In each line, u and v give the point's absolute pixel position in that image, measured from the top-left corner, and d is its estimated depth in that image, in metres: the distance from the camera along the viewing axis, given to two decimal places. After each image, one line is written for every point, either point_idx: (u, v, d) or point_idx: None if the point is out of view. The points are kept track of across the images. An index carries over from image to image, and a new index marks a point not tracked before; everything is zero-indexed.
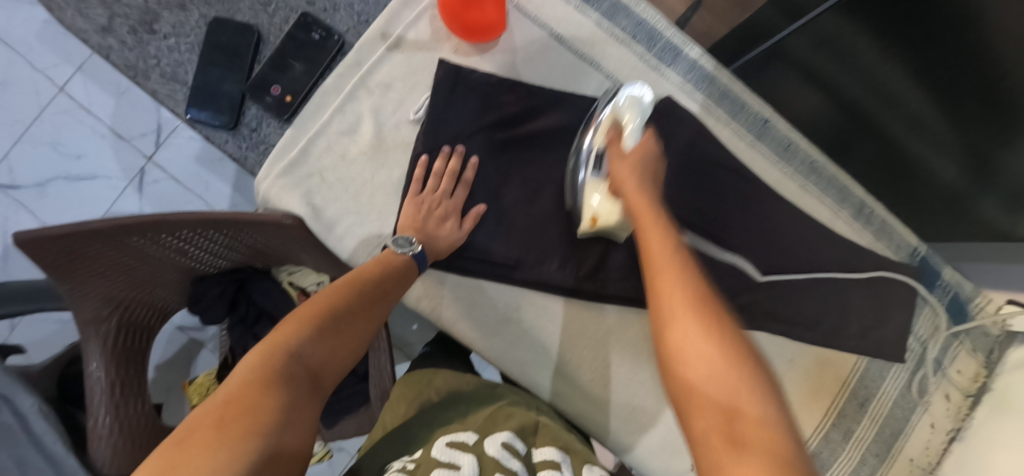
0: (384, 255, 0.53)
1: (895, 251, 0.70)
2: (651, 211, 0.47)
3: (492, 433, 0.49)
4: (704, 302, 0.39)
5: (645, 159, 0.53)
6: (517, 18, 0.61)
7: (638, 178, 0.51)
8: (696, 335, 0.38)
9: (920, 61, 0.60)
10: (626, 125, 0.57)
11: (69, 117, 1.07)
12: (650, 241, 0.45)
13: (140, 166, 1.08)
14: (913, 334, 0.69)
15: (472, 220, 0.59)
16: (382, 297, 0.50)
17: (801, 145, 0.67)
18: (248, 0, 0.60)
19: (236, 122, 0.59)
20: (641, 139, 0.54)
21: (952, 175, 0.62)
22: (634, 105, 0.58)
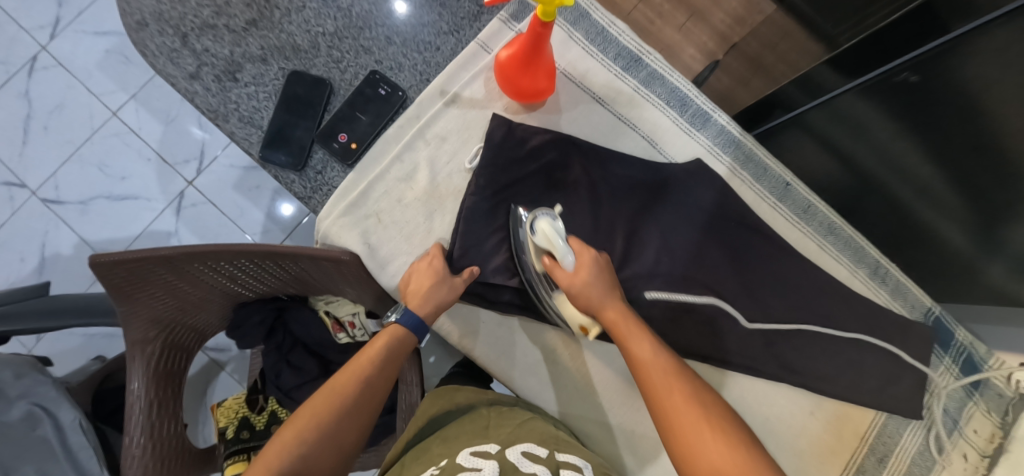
0: (380, 334, 0.58)
1: (909, 310, 0.73)
2: (642, 339, 0.55)
3: (514, 442, 0.56)
4: (702, 407, 0.52)
5: (595, 270, 0.57)
6: (562, 82, 0.68)
7: (599, 290, 0.57)
8: (701, 434, 0.50)
9: (933, 141, 0.65)
10: (555, 250, 0.57)
11: (118, 141, 1.14)
12: (640, 356, 0.54)
13: (180, 190, 1.13)
14: (931, 391, 0.72)
15: (466, 272, 0.61)
16: (373, 383, 0.55)
17: (820, 208, 0.71)
18: (324, 58, 0.67)
19: (303, 165, 0.64)
20: (579, 262, 0.57)
21: (963, 242, 0.68)
22: (553, 243, 0.57)
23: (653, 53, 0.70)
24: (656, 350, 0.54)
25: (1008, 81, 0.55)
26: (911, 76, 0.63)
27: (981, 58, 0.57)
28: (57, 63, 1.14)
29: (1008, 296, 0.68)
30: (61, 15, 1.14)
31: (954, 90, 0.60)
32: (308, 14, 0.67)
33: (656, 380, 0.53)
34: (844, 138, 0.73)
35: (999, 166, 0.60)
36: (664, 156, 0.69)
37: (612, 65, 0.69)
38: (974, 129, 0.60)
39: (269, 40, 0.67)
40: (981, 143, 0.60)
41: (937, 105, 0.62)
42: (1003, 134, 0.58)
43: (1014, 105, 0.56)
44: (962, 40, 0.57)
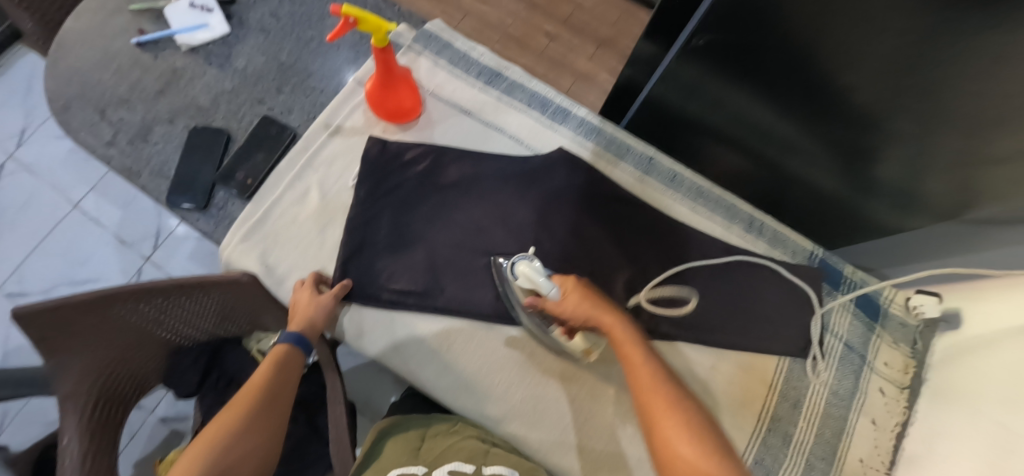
0: (275, 347, 0.63)
1: (792, 256, 0.76)
2: (633, 351, 0.57)
3: (442, 462, 0.58)
4: (678, 407, 0.53)
5: (575, 290, 0.61)
6: (432, 102, 0.77)
7: (594, 315, 0.59)
8: (677, 426, 0.51)
9: (762, 75, 0.69)
10: (540, 287, 0.61)
11: (81, 229, 1.24)
12: (631, 361, 0.57)
13: (136, 267, 1.21)
14: (830, 330, 0.74)
15: (340, 288, 0.66)
16: (281, 386, 0.60)
17: (684, 175, 0.77)
18: (223, 112, 0.76)
19: (207, 204, 0.72)
20: (564, 290, 0.61)
21: (830, 176, 0.78)
22: (533, 281, 0.61)
23: (511, 66, 0.80)
24: (643, 356, 0.57)
25: (826, 38, 0.59)
26: (700, 40, 0.68)
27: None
28: (26, 168, 1.27)
29: (881, 221, 0.80)
30: (29, 124, 1.30)
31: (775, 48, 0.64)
32: (209, 79, 0.78)
33: (641, 388, 0.55)
34: (698, 109, 0.80)
35: (839, 109, 0.67)
36: (532, 150, 0.76)
37: (475, 82, 0.79)
38: (811, 81, 0.65)
39: (175, 104, 0.77)
40: (819, 92, 0.66)
41: (743, 44, 0.66)
42: (834, 83, 0.64)
43: (834, 55, 0.60)
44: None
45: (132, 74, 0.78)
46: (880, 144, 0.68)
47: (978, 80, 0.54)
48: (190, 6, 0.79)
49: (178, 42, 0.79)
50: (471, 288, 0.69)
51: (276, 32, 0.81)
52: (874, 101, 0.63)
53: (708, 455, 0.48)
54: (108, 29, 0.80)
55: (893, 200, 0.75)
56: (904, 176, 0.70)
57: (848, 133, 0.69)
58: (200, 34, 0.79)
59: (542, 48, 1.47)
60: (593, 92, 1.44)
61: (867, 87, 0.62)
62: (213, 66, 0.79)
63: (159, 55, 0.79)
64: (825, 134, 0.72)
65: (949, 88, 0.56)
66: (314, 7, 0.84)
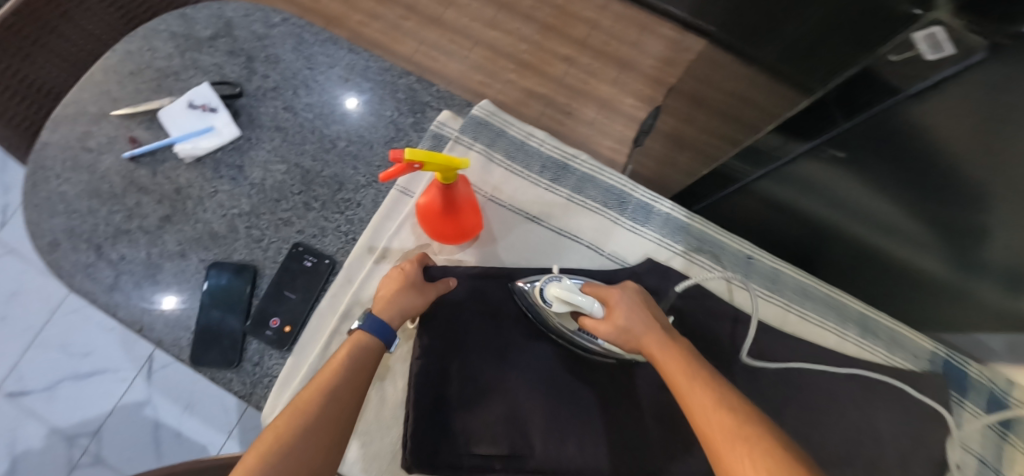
0: (346, 341, 0.53)
1: (914, 361, 0.67)
2: (684, 367, 0.47)
3: None
4: (744, 434, 0.41)
5: (628, 302, 0.53)
6: (491, 210, 0.66)
7: (636, 330, 0.51)
8: (747, 454, 0.40)
9: (894, 197, 0.54)
10: (581, 307, 0.54)
11: (78, 316, 1.16)
12: (677, 380, 0.47)
13: (147, 354, 1.15)
14: (962, 445, 0.65)
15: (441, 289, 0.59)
16: (342, 399, 0.49)
17: (788, 274, 0.68)
18: (244, 240, 0.64)
19: (238, 360, 0.60)
20: (608, 305, 0.53)
21: (952, 274, 0.60)
22: (570, 301, 0.54)
23: (578, 156, 0.69)
24: (695, 374, 0.46)
25: (980, 138, 0.42)
26: (836, 152, 0.52)
27: (930, 132, 0.45)
28: (8, 251, 1.19)
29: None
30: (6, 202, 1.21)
31: (907, 144, 0.47)
32: (222, 199, 0.65)
33: (689, 401, 0.45)
34: (793, 194, 0.63)
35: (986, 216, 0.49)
36: (614, 261, 0.65)
37: (539, 180, 0.67)
38: (949, 182, 0.48)
39: (185, 233, 0.64)
40: (956, 195, 0.49)
41: (873, 147, 0.49)
42: (981, 188, 0.47)
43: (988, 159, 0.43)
44: (888, 115, 0.45)
45: (129, 197, 0.65)
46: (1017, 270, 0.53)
47: None
48: (191, 107, 0.67)
49: (179, 153, 0.66)
50: (567, 447, 0.57)
51: (295, 130, 0.68)
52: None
53: None
54: (91, 140, 0.67)
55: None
56: None
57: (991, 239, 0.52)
58: (204, 140, 0.66)
59: (561, 74, 1.31)
60: (620, 121, 1.28)
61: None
62: (224, 180, 0.66)
63: (157, 170, 0.66)
64: (955, 246, 0.56)
65: None
66: (335, 94, 0.70)
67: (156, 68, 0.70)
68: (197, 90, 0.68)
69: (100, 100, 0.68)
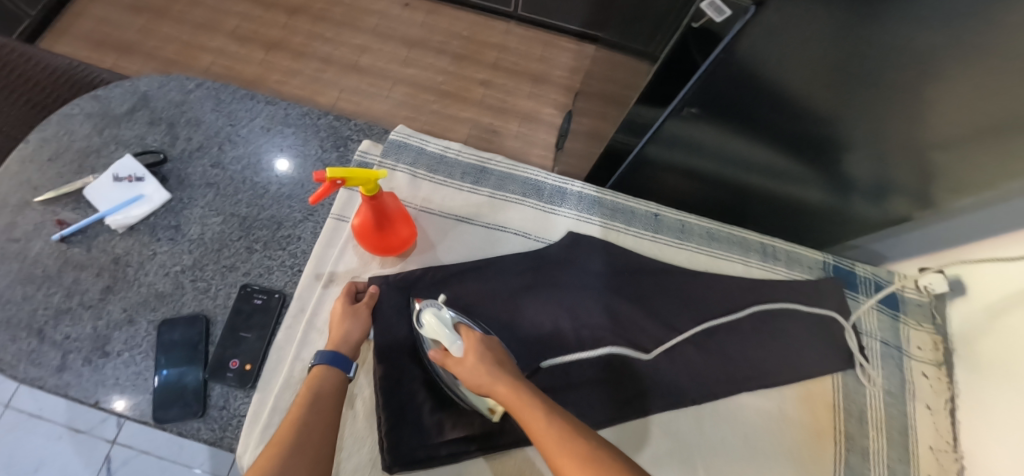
0: (310, 379, 0.58)
1: (810, 272, 0.78)
2: (538, 412, 0.49)
3: None
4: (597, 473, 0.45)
5: (482, 349, 0.55)
6: (423, 219, 0.71)
7: (490, 377, 0.53)
8: None
9: (754, 136, 0.68)
10: (444, 341, 0.56)
11: (20, 430, 1.08)
12: (534, 426, 0.49)
13: (104, 454, 1.09)
14: (865, 333, 0.76)
15: (368, 300, 0.64)
16: (319, 426, 0.54)
17: (692, 222, 0.77)
18: (191, 293, 0.66)
19: (204, 408, 0.61)
20: (466, 347, 0.55)
21: (810, 187, 0.77)
22: (437, 335, 0.57)
23: (493, 157, 0.76)
24: (549, 418, 0.49)
25: (794, 66, 0.56)
26: (692, 109, 0.64)
27: (758, 78, 0.59)
28: None
29: (876, 212, 0.79)
30: None
31: (746, 89, 0.60)
32: (163, 259, 0.67)
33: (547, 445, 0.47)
34: (679, 156, 0.76)
35: (817, 127, 0.64)
36: (543, 241, 0.73)
37: (462, 184, 0.74)
38: (784, 109, 0.62)
39: (130, 299, 0.65)
40: (792, 117, 0.63)
41: (723, 99, 0.62)
42: (807, 106, 0.61)
43: (802, 80, 0.58)
44: (725, 71, 0.58)
45: (65, 277, 0.66)
46: (852, 167, 0.71)
47: (937, 81, 0.55)
48: (117, 180, 0.69)
49: (110, 224, 0.67)
50: None
51: (225, 183, 0.72)
52: (849, 113, 0.61)
53: None
54: (18, 229, 0.67)
55: (874, 191, 0.75)
56: (886, 169, 0.69)
57: (828, 146, 0.67)
58: (136, 209, 0.68)
59: (480, 98, 1.41)
60: (542, 129, 1.39)
61: (840, 99, 0.59)
62: (161, 242, 0.68)
63: (92, 245, 0.67)
64: (807, 163, 0.72)
65: (927, 114, 0.59)
66: (261, 142, 0.75)
67: (76, 150, 0.72)
68: (120, 163, 0.70)
69: (21, 190, 0.69)
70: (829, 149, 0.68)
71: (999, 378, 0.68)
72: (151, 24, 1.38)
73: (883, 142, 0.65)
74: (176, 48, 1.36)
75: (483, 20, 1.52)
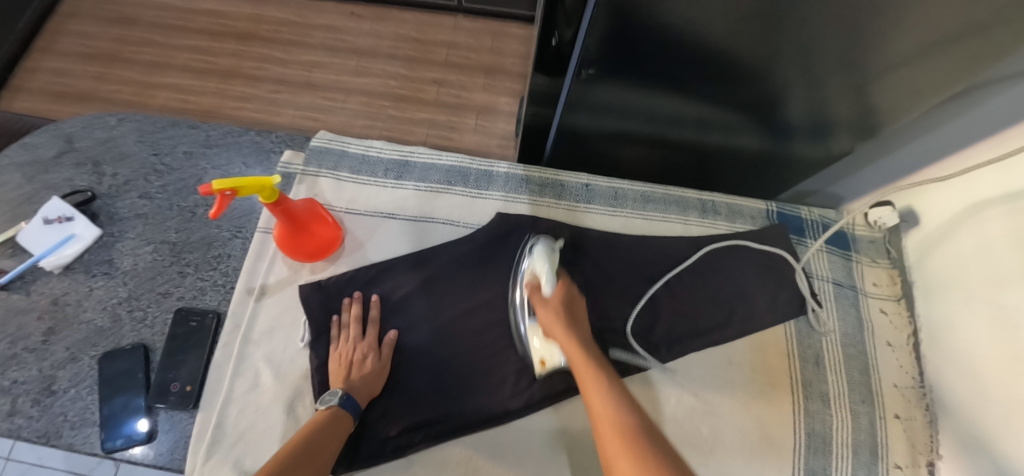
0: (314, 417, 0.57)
1: (754, 222, 0.77)
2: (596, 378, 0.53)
3: None
4: (645, 452, 0.46)
5: (570, 302, 0.60)
6: (349, 220, 0.72)
7: (563, 324, 0.58)
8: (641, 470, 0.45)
9: (668, 89, 0.66)
10: (544, 278, 0.62)
11: None
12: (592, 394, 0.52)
13: None
14: (815, 276, 0.75)
15: (388, 345, 0.64)
16: (316, 455, 0.54)
17: (624, 187, 0.77)
18: (129, 324, 0.67)
19: (151, 433, 0.62)
20: (557, 291, 0.61)
21: (746, 132, 0.75)
22: (544, 270, 0.62)
23: (415, 150, 0.76)
24: (606, 384, 0.53)
25: (680, 11, 0.54)
26: (591, 70, 0.63)
27: (647, 29, 0.57)
28: None
29: (821, 147, 0.77)
30: None
31: (639, 43, 0.59)
32: (99, 295, 0.68)
33: (597, 413, 0.51)
34: (604, 121, 0.74)
35: (729, 70, 0.62)
36: (472, 226, 0.72)
37: (386, 181, 0.74)
38: (685, 58, 0.61)
39: (72, 338, 0.67)
40: (699, 63, 0.61)
41: (621, 55, 0.61)
42: (709, 50, 0.59)
43: (694, 24, 0.56)
44: (610, 28, 0.57)
45: (7, 324, 0.67)
46: (779, 105, 0.69)
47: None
48: (46, 222, 0.69)
49: (46, 266, 0.68)
50: (473, 398, 0.63)
51: (154, 213, 0.73)
52: (753, 51, 0.59)
53: None
54: None
55: (811, 127, 0.73)
56: (812, 100, 0.67)
57: (747, 87, 0.65)
58: (69, 248, 0.69)
59: (434, 96, 1.39)
60: (501, 119, 1.38)
61: (740, 37, 0.57)
62: (97, 277, 0.69)
63: (31, 290, 0.69)
64: (732, 108, 0.70)
65: (835, 35, 0.56)
66: (184, 168, 0.77)
67: (9, 200, 0.73)
68: (48, 205, 0.70)
69: None
70: (750, 90, 0.66)
71: (959, 300, 0.66)
72: (103, 69, 1.37)
73: (800, 73, 0.62)
74: (129, 89, 1.35)
75: (430, 17, 1.51)
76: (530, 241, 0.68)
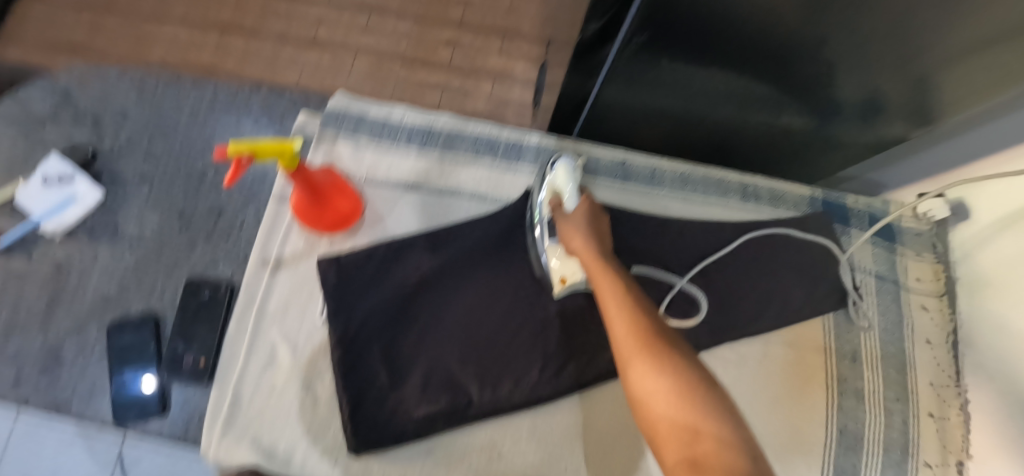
0: None
1: (796, 209, 0.73)
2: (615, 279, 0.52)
3: None
4: (666, 351, 0.44)
5: (590, 216, 0.60)
6: (370, 191, 0.67)
7: (583, 239, 0.57)
8: (654, 364, 0.43)
9: (721, 63, 0.60)
10: (564, 193, 0.63)
11: None
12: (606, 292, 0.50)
13: None
14: (857, 268, 0.71)
15: None
16: None
17: (663, 166, 0.72)
18: (138, 293, 0.64)
19: (164, 407, 0.60)
20: (580, 205, 0.61)
21: (795, 110, 0.69)
22: (563, 185, 0.63)
23: (440, 117, 0.71)
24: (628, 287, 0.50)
25: None
26: (643, 37, 0.56)
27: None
28: None
29: (870, 132, 0.72)
30: None
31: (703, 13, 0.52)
32: (105, 261, 0.65)
33: (611, 308, 0.49)
34: (645, 95, 0.68)
35: (792, 45, 0.56)
36: (500, 202, 0.68)
37: (409, 149, 0.69)
38: (747, 32, 0.54)
39: (77, 306, 0.63)
40: (765, 35, 0.55)
41: (679, 25, 0.53)
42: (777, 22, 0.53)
43: None
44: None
45: (7, 289, 0.64)
46: (836, 84, 0.63)
47: None
48: (44, 182, 0.65)
49: (46, 230, 0.65)
50: (500, 383, 0.60)
51: (158, 175, 0.70)
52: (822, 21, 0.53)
53: (677, 390, 0.41)
54: None
55: (866, 108, 0.68)
56: (872, 80, 0.62)
57: (806, 63, 0.59)
58: (70, 211, 0.65)
59: (448, 60, 1.32)
60: (517, 87, 1.31)
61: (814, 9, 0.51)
62: (101, 243, 0.66)
63: (32, 254, 0.65)
64: (785, 86, 0.64)
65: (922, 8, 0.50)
66: (190, 129, 0.73)
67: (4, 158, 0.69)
68: (46, 163, 0.66)
69: None
70: (811, 65, 0.60)
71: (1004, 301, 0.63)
72: (97, 19, 1.28)
73: (867, 47, 0.57)
74: (126, 44, 1.27)
75: None
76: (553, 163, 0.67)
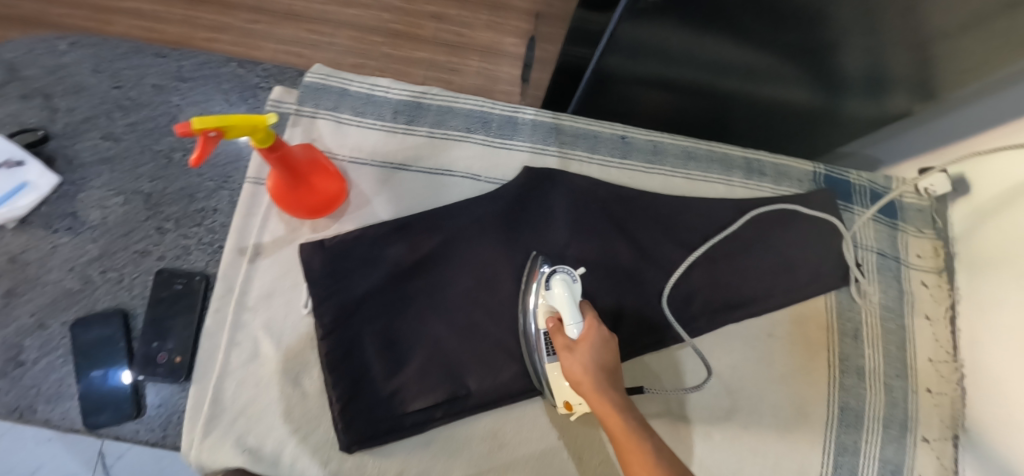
0: None
1: (800, 185, 0.71)
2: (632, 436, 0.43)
3: None
4: None
5: (599, 345, 0.49)
6: (355, 171, 0.63)
7: (594, 381, 0.47)
8: None
9: (728, 32, 0.56)
10: (565, 316, 0.50)
11: None
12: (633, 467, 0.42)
13: None
14: (858, 244, 0.70)
15: None
16: None
17: (664, 141, 0.69)
18: (105, 286, 0.59)
19: (139, 408, 0.56)
20: (585, 328, 0.50)
21: (799, 84, 0.66)
22: (564, 307, 0.51)
23: (429, 91, 0.66)
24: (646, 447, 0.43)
25: None
26: None
27: None
28: None
29: (876, 105, 0.69)
30: None
31: None
32: (66, 252, 0.61)
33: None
34: (645, 63, 0.64)
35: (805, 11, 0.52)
36: (495, 182, 0.64)
37: (396, 126, 0.64)
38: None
39: (38, 301, 0.59)
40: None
41: None
42: None
43: None
44: None
45: None
46: (841, 57, 0.60)
47: None
48: None
49: None
50: (499, 372, 0.57)
51: (122, 156, 0.65)
52: None
53: None
54: None
55: (872, 81, 0.65)
56: (880, 53, 0.59)
57: (816, 32, 0.56)
58: (22, 199, 0.60)
59: (432, 33, 1.25)
60: (506, 62, 1.25)
61: None
62: (61, 233, 0.61)
63: None
64: (792, 57, 0.60)
65: None
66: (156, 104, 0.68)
67: None
68: None
69: None
70: (822, 34, 0.56)
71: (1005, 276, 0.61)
72: None
73: (880, 17, 0.53)
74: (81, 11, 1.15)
75: None
76: (547, 266, 0.57)
